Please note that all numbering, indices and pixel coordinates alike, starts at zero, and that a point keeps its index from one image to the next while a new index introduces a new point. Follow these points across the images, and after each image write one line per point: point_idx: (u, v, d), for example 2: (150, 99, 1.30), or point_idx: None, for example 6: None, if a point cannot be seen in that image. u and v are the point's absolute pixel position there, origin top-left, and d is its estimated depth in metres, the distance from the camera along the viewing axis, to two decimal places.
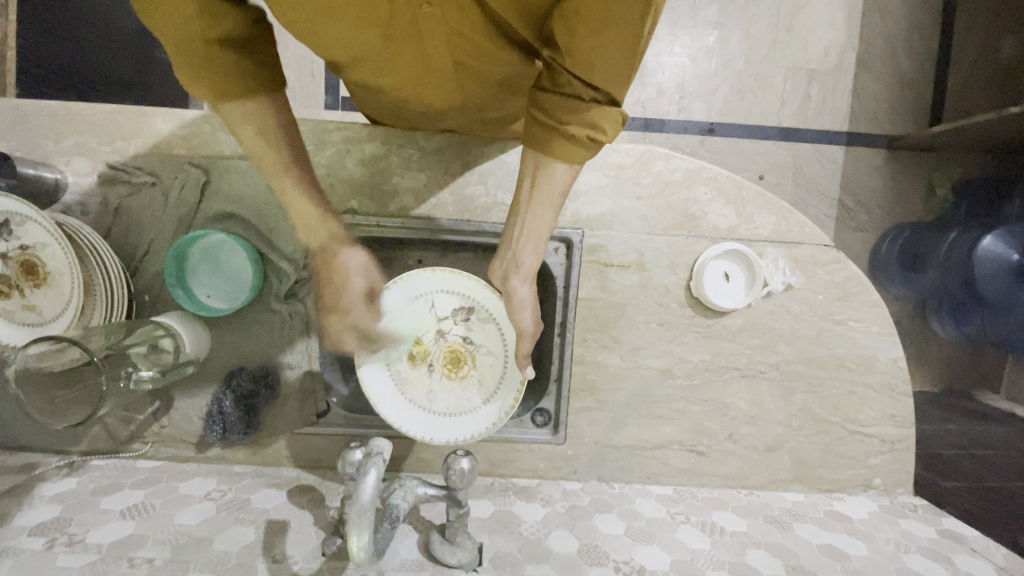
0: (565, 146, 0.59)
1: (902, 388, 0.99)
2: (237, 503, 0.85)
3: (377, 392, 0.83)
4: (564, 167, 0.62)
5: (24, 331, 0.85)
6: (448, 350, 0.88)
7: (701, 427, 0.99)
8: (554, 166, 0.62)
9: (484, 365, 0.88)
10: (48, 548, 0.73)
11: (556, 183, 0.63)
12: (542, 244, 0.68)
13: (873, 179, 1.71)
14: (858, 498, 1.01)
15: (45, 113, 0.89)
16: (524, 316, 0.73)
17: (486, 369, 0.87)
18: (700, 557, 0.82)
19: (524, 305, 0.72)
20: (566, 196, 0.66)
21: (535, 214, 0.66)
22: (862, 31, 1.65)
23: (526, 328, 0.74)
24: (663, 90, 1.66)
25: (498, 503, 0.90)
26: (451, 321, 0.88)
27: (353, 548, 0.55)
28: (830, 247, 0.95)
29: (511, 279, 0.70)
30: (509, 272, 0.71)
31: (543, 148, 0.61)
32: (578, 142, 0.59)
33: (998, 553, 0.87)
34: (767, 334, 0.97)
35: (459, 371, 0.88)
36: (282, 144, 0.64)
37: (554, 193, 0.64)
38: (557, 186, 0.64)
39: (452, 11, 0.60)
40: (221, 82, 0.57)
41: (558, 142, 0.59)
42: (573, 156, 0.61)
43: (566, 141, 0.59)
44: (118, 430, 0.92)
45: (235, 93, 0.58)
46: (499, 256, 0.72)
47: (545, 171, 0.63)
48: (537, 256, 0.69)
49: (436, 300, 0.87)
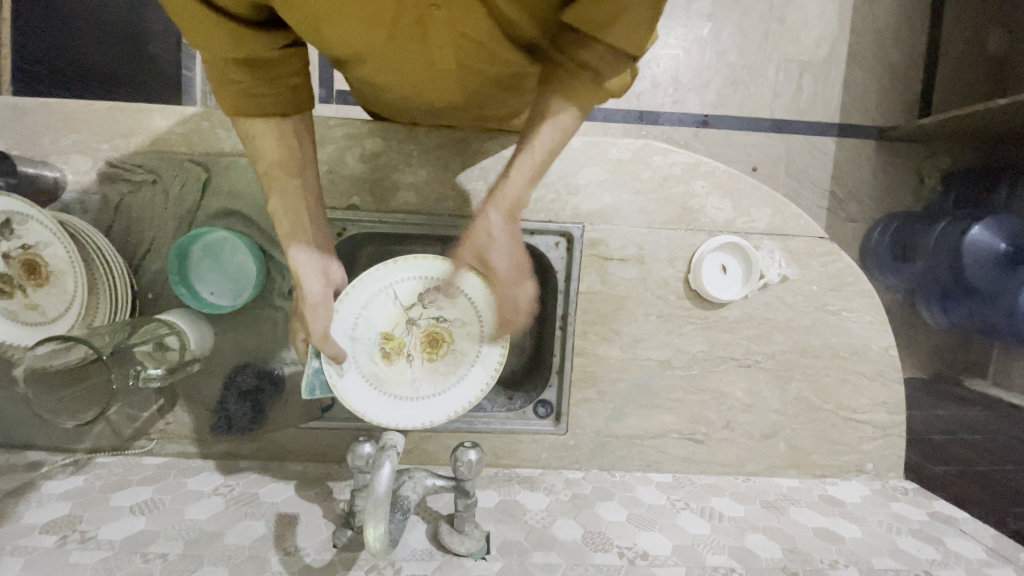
0: (571, 100, 0.64)
1: (893, 375, 1.02)
2: (246, 498, 0.86)
3: (360, 403, 0.77)
4: (571, 110, 0.63)
5: (28, 330, 0.85)
6: (422, 334, 0.82)
7: (699, 416, 1.01)
8: (544, 128, 0.63)
9: (463, 339, 0.82)
10: (60, 545, 0.74)
11: (557, 120, 0.63)
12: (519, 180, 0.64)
13: (863, 170, 1.74)
14: (851, 482, 1.04)
15: (42, 110, 0.88)
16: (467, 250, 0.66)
17: (465, 341, 0.82)
18: (701, 541, 0.84)
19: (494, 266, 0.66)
20: (562, 145, 0.65)
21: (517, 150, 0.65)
22: (853, 23, 1.67)
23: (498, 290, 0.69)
24: (658, 82, 1.67)
25: (503, 493, 0.92)
26: (418, 304, 0.82)
27: (369, 538, 0.57)
28: (825, 239, 0.98)
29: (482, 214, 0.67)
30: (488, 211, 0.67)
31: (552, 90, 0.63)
32: (591, 85, 0.61)
33: (986, 533, 0.90)
34: (763, 324, 1.00)
35: (438, 351, 0.82)
36: (293, 158, 0.68)
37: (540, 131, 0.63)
38: (549, 127, 0.63)
39: (459, 14, 0.61)
40: (245, 98, 0.62)
41: (576, 84, 0.61)
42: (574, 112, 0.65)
43: (580, 80, 0.61)
44: (123, 427, 0.93)
45: (255, 107, 0.63)
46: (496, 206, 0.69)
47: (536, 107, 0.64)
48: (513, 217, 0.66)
49: (398, 288, 0.81)
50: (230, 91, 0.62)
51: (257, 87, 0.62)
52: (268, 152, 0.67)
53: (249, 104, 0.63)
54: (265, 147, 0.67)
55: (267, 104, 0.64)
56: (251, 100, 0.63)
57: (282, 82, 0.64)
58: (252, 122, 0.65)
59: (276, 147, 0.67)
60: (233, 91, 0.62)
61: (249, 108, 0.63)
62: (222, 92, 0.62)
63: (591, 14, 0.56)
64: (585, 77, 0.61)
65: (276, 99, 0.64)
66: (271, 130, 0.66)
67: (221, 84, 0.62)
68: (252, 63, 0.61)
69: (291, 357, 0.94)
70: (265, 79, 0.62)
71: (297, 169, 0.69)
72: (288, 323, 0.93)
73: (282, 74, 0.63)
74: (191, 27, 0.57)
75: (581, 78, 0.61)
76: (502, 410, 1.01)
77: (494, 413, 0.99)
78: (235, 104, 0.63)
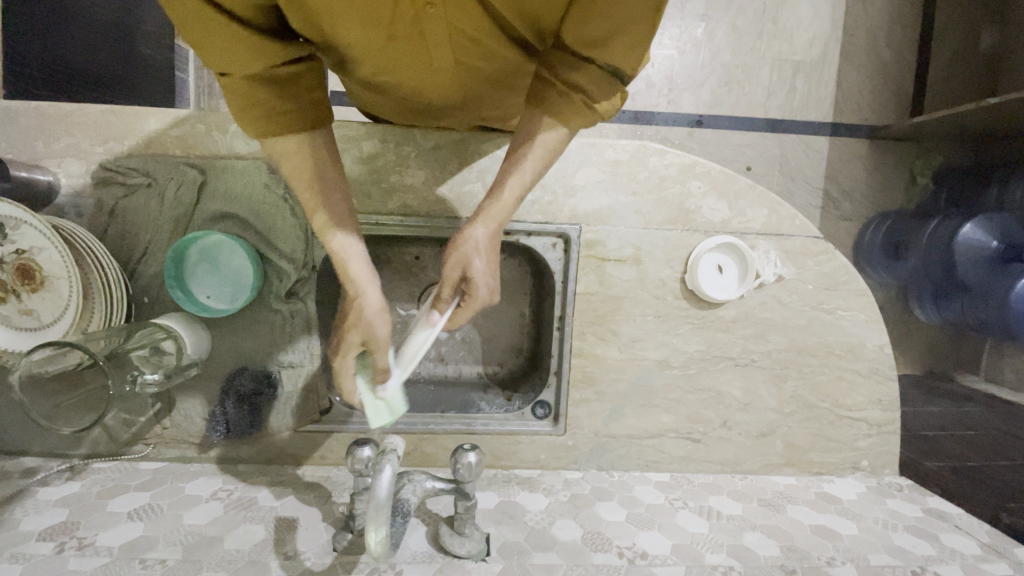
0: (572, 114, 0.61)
1: (888, 373, 1.03)
2: (245, 502, 0.85)
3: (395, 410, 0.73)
4: (554, 126, 0.62)
5: (22, 336, 0.84)
6: None
7: (696, 415, 1.02)
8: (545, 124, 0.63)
9: None
10: (58, 551, 0.73)
11: (540, 134, 0.62)
12: (508, 192, 0.63)
13: (857, 169, 1.75)
14: (846, 479, 1.05)
15: (35, 113, 0.88)
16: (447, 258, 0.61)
17: None
18: (700, 540, 0.85)
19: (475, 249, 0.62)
20: (550, 159, 0.64)
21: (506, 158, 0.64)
22: (846, 23, 1.68)
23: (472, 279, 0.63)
24: (652, 82, 1.67)
25: (502, 494, 0.92)
26: None
27: (371, 542, 0.57)
28: (820, 239, 0.98)
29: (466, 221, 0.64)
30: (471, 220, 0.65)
31: (539, 103, 0.62)
32: (578, 104, 0.60)
33: (981, 529, 0.91)
34: (759, 323, 1.00)
35: None
36: (321, 171, 0.63)
37: (529, 141, 0.63)
38: (537, 139, 0.62)
39: (455, 12, 0.61)
40: (270, 116, 0.59)
41: (567, 109, 0.61)
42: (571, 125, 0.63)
43: (566, 98, 0.60)
44: (119, 432, 0.92)
45: (280, 126, 0.60)
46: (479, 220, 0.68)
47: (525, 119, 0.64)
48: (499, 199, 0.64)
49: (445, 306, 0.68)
50: (255, 113, 0.59)
51: (280, 104, 0.59)
52: (297, 170, 0.63)
53: (276, 124, 0.60)
54: (294, 167, 0.63)
55: (292, 120, 0.61)
56: (277, 119, 0.60)
57: (303, 96, 0.61)
58: (279, 143, 0.62)
59: (305, 165, 0.63)
60: (256, 111, 0.59)
61: (275, 128, 0.60)
62: (246, 115, 0.59)
63: (587, 26, 0.57)
64: (574, 98, 0.60)
65: (301, 115, 0.61)
66: (298, 149, 0.62)
67: (244, 109, 0.59)
68: (274, 79, 0.58)
69: (289, 360, 0.93)
70: (288, 95, 0.60)
71: (319, 173, 0.63)
72: (285, 327, 0.93)
73: (301, 88, 0.61)
74: (210, 45, 0.54)
75: (571, 99, 0.60)
76: (501, 411, 1.01)
77: (493, 415, 1.00)
78: (260, 126, 0.60)
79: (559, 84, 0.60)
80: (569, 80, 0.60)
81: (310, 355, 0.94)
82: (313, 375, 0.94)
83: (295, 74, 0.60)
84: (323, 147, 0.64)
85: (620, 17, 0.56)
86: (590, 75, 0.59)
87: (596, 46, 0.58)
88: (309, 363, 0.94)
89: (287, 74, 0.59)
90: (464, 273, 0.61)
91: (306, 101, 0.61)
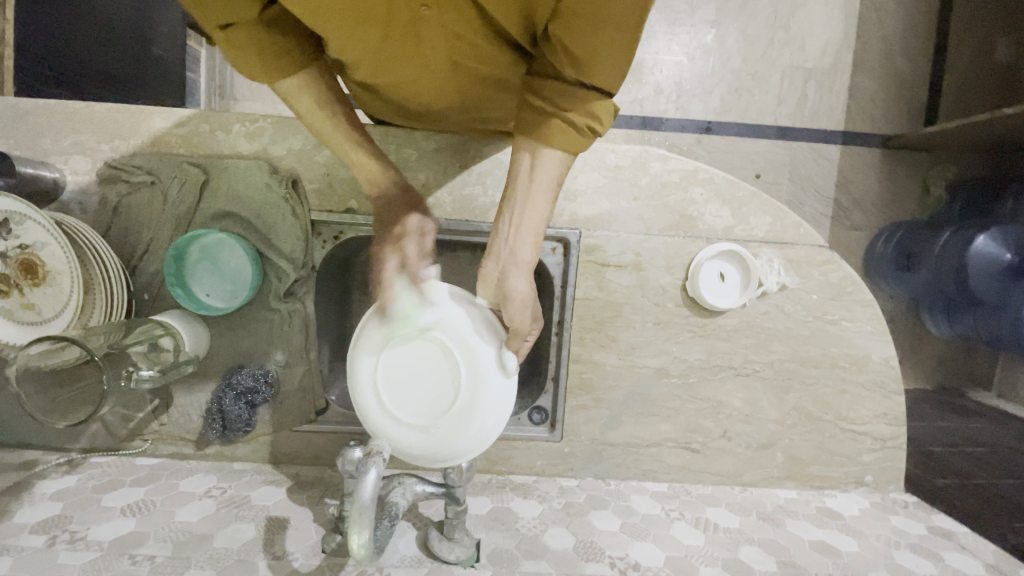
0: (566, 134, 0.60)
1: (895, 387, 1.00)
2: (237, 500, 0.85)
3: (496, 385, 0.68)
4: (559, 155, 0.62)
5: (24, 329, 0.85)
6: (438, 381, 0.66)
7: (696, 425, 1.00)
8: (551, 152, 0.62)
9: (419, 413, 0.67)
10: (49, 545, 0.74)
11: (551, 172, 0.62)
12: (541, 236, 0.64)
13: (869, 178, 1.73)
14: (850, 494, 1.03)
15: (44, 111, 0.89)
16: (522, 318, 0.63)
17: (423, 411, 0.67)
18: (694, 552, 0.83)
19: (525, 304, 0.62)
20: (560, 190, 0.65)
21: (530, 204, 0.62)
22: (859, 30, 1.66)
23: (521, 329, 0.64)
24: (661, 89, 1.66)
25: (496, 500, 0.91)
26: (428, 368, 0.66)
27: (354, 545, 0.56)
28: (825, 248, 0.96)
29: (509, 275, 0.62)
30: (505, 267, 0.62)
31: (542, 137, 0.61)
32: (580, 131, 0.60)
33: (987, 549, 0.89)
34: (762, 333, 0.98)
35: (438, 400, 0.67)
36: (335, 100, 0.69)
37: (549, 182, 0.63)
38: (552, 176, 0.63)
39: (451, 15, 0.60)
40: (280, 57, 0.62)
41: (568, 137, 0.60)
42: (570, 146, 0.61)
43: (565, 127, 0.60)
44: (118, 428, 0.93)
45: (289, 67, 0.63)
46: (490, 257, 0.64)
47: (541, 159, 0.62)
48: (536, 247, 0.63)
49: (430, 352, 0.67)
50: (267, 59, 0.61)
51: (288, 43, 0.62)
52: (308, 103, 0.68)
53: (284, 66, 0.63)
54: (302, 103, 0.68)
55: (301, 56, 0.64)
56: (285, 62, 0.62)
57: (302, 32, 0.64)
58: (291, 82, 0.65)
59: (312, 103, 0.68)
60: (269, 58, 0.61)
61: (288, 67, 0.63)
62: (256, 63, 0.61)
63: (577, 43, 0.56)
64: (575, 126, 0.60)
65: (305, 51, 0.64)
66: (301, 85, 0.66)
67: (257, 57, 0.61)
68: (274, 22, 0.60)
69: (286, 359, 0.93)
70: (291, 30, 0.62)
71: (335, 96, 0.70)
72: (283, 325, 0.93)
73: (298, 28, 0.63)
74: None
75: (574, 129, 0.60)
76: None
77: None
78: (271, 68, 0.62)
79: (558, 113, 0.60)
80: (566, 108, 0.60)
81: (307, 354, 0.94)
82: (310, 374, 0.94)
83: (286, 16, 0.62)
84: (325, 79, 0.68)
85: (602, 37, 0.55)
86: (585, 100, 0.59)
87: (588, 66, 0.57)
88: (306, 363, 0.94)
89: (281, 15, 0.61)
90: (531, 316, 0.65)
91: (306, 34, 0.64)
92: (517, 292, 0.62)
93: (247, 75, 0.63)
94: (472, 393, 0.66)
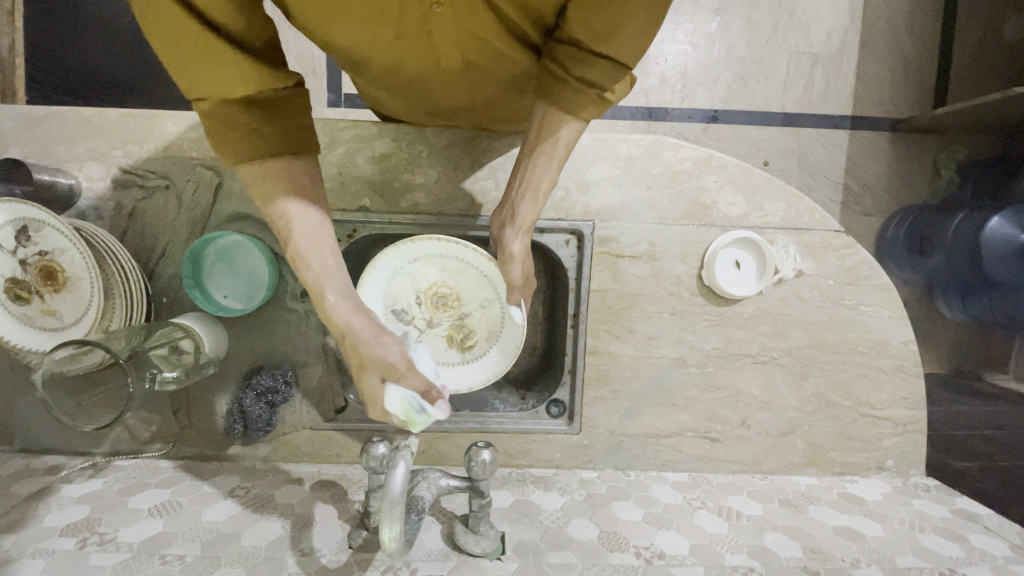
0: (581, 99, 0.62)
1: (914, 370, 1.00)
2: (262, 499, 0.86)
3: None
4: (574, 122, 0.64)
5: (44, 336, 0.85)
6: (439, 313, 0.89)
7: (715, 414, 1.00)
8: (562, 120, 0.64)
9: (484, 325, 0.89)
10: (80, 547, 0.75)
11: (563, 138, 0.65)
12: (543, 200, 0.69)
13: (878, 162, 1.71)
14: (871, 479, 1.03)
15: (57, 119, 0.90)
16: (514, 272, 0.72)
17: (481, 321, 0.89)
18: (719, 540, 0.83)
19: (516, 258, 0.71)
20: (570, 154, 0.67)
21: (535, 162, 0.66)
22: (866, 13, 1.64)
23: (515, 282, 0.73)
24: (666, 79, 1.65)
25: (517, 493, 0.92)
26: (417, 310, 0.88)
27: (385, 538, 0.57)
28: (840, 233, 0.96)
29: (506, 230, 0.70)
30: (506, 225, 0.71)
31: (562, 106, 0.63)
32: (593, 100, 0.62)
33: (1012, 531, 0.89)
34: (778, 320, 0.98)
35: (465, 340, 0.89)
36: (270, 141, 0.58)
37: (558, 145, 0.66)
38: (562, 142, 0.66)
39: (463, 12, 0.59)
40: (241, 141, 0.57)
41: (582, 104, 0.62)
42: (583, 111, 0.63)
43: (580, 94, 0.61)
44: (140, 431, 0.94)
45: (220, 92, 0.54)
46: (501, 207, 0.72)
47: (550, 122, 0.64)
48: (536, 206, 0.69)
49: (405, 298, 0.87)
50: (202, 72, 0.52)
51: (231, 79, 0.53)
52: (270, 189, 0.60)
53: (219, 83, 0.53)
54: (232, 137, 0.57)
55: (271, 148, 0.58)
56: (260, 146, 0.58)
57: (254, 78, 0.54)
58: (254, 168, 0.59)
59: (241, 138, 0.57)
60: (197, 71, 0.52)
61: (252, 152, 0.58)
62: (223, 138, 0.57)
63: (593, 17, 0.56)
64: (591, 95, 0.62)
65: (282, 138, 0.59)
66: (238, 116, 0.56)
67: (185, 62, 0.52)
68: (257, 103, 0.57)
69: (303, 360, 0.94)
70: (265, 117, 0.57)
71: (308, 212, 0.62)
72: (301, 325, 0.93)
73: (290, 113, 0.59)
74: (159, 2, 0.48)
75: (588, 97, 0.62)
76: (515, 410, 1.00)
77: (507, 413, 0.99)
78: (234, 150, 0.57)
79: (572, 81, 0.61)
80: (581, 78, 0.61)
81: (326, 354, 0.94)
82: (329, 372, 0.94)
83: (284, 99, 0.59)
84: (271, 122, 0.58)
85: (624, 12, 0.56)
86: (598, 68, 0.60)
87: (607, 37, 0.58)
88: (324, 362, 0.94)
89: (277, 98, 0.58)
90: (523, 275, 0.73)
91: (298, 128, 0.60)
92: (511, 248, 0.71)
93: (214, 148, 0.58)
94: (447, 363, 0.89)
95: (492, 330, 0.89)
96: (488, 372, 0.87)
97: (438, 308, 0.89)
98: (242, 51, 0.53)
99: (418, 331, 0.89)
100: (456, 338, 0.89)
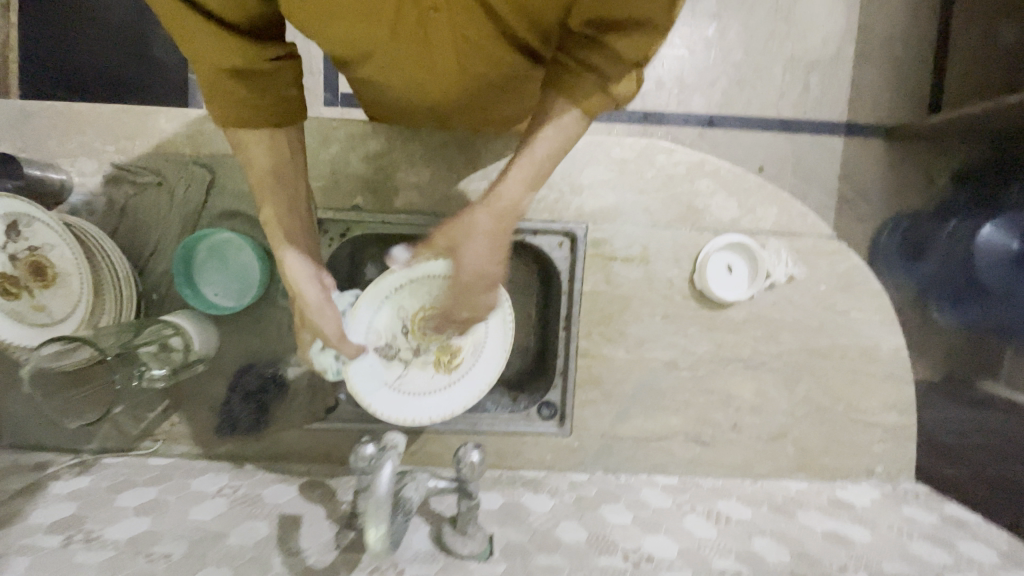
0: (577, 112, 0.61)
1: (904, 376, 1.00)
2: (250, 498, 0.86)
3: (408, 410, 0.81)
4: None
5: (33, 331, 0.85)
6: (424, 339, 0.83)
7: (706, 418, 1.00)
8: None
9: (472, 341, 0.84)
10: (65, 545, 0.74)
11: None
12: None
13: (873, 169, 1.72)
14: (861, 485, 1.03)
15: (51, 113, 0.89)
16: None
17: (469, 337, 0.84)
18: (707, 544, 0.83)
19: None
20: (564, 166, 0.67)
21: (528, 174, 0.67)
22: (861, 21, 1.65)
23: None
24: (663, 83, 1.66)
25: (507, 494, 0.92)
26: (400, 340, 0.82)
27: (371, 538, 0.57)
28: (832, 238, 0.97)
29: None
30: None
31: None
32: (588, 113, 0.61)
33: (1000, 538, 0.89)
34: (770, 324, 0.98)
35: (453, 360, 0.84)
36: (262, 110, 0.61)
37: None
38: None
39: (459, 17, 0.60)
40: (235, 110, 0.60)
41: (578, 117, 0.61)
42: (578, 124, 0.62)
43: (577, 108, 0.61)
44: (129, 428, 0.93)
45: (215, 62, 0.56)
46: None
47: None
48: None
49: (386, 329, 0.82)
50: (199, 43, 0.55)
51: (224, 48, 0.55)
52: (262, 159, 0.65)
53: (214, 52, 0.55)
54: (226, 105, 0.60)
55: (257, 116, 0.61)
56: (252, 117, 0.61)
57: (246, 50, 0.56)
58: (243, 134, 0.63)
59: (235, 108, 0.60)
60: (195, 40, 0.55)
61: (240, 120, 0.61)
62: (218, 104, 0.60)
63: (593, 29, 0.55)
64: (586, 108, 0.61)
65: (272, 109, 0.62)
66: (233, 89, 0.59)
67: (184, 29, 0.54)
68: (247, 73, 0.58)
69: (293, 359, 0.94)
70: (260, 89, 0.60)
71: (290, 173, 0.68)
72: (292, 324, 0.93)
73: (279, 83, 0.61)
74: None
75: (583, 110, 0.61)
76: (506, 411, 1.00)
77: (498, 414, 0.99)
78: (226, 117, 0.61)
79: None
80: None
81: None
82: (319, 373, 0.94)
83: (273, 71, 0.60)
84: (264, 92, 0.60)
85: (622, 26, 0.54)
86: None
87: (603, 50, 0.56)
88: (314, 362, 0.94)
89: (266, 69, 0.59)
90: None
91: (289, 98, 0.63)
92: None
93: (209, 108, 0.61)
94: (438, 390, 0.84)
95: (479, 340, 0.84)
96: (482, 386, 0.84)
97: (425, 334, 0.83)
98: (229, 29, 0.55)
99: (403, 364, 0.83)
100: (444, 359, 0.84)
